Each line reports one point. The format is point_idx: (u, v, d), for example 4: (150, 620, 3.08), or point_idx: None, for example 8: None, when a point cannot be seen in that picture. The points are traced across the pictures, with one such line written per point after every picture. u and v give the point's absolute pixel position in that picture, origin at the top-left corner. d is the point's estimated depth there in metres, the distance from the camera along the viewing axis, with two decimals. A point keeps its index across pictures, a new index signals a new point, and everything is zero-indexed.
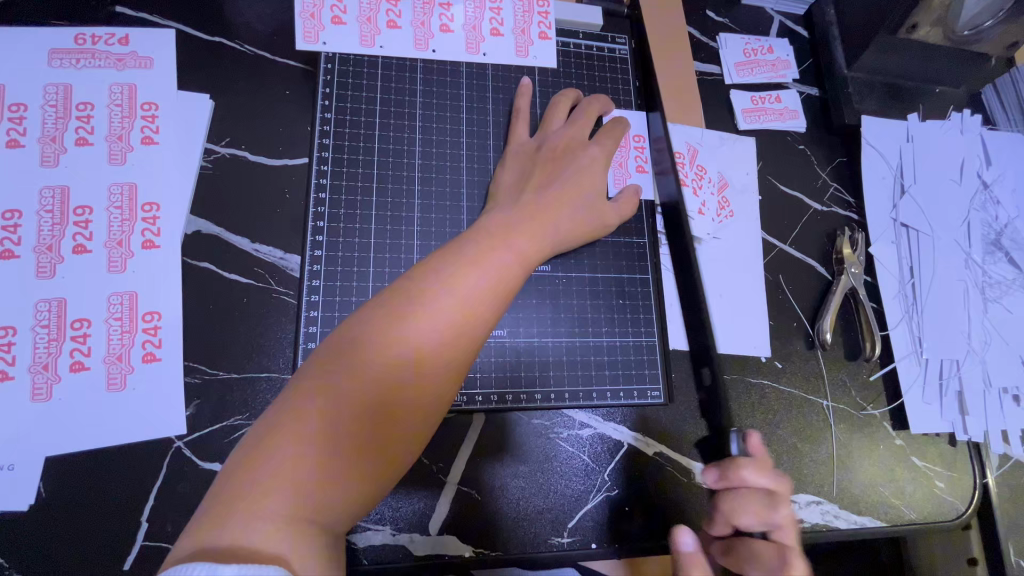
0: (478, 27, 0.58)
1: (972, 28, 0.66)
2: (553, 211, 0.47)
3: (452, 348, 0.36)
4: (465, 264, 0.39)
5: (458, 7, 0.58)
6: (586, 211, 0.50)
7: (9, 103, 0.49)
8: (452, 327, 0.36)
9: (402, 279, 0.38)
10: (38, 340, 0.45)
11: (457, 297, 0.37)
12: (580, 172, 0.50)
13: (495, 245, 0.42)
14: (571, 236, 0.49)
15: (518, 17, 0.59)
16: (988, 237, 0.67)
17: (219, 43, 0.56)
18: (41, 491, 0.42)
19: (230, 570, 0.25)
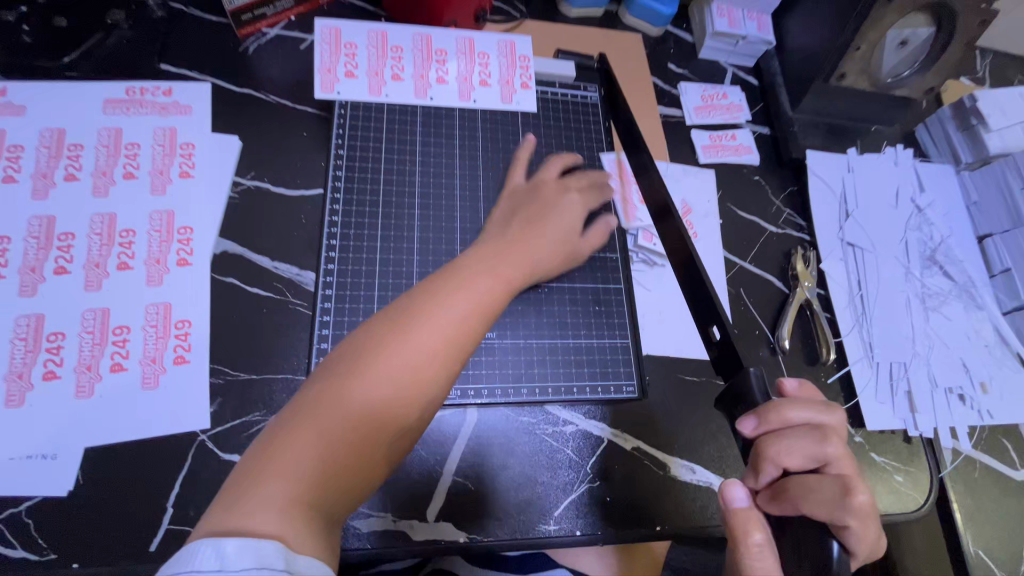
0: (470, 79, 0.68)
1: (894, 77, 0.78)
2: (532, 234, 0.54)
3: (438, 357, 0.42)
4: (450, 287, 0.45)
5: (452, 63, 0.68)
6: (565, 239, 0.56)
7: (69, 144, 0.57)
8: (436, 345, 0.42)
9: (394, 306, 0.44)
10: (84, 344, 0.50)
11: (441, 314, 0.43)
12: (561, 212, 0.57)
13: (476, 269, 0.48)
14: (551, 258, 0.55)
15: (504, 71, 0.69)
16: (925, 254, 0.76)
17: (247, 93, 0.65)
18: (79, 478, 0.47)
19: (232, 544, 0.30)
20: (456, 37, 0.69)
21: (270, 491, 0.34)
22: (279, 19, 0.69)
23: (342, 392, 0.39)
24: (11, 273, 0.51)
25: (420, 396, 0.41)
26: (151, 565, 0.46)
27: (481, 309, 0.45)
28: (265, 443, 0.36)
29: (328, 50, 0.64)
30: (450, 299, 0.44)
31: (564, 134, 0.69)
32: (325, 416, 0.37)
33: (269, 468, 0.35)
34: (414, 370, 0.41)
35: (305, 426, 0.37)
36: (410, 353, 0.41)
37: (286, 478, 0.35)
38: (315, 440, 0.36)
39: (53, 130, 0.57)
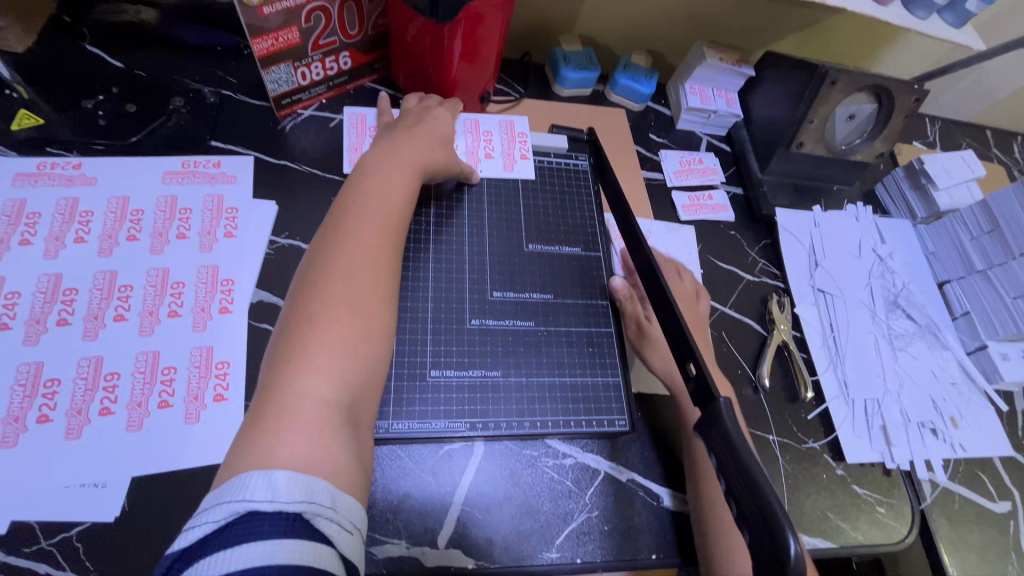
0: (476, 153, 0.78)
1: (847, 143, 0.89)
2: (413, 153, 0.64)
3: (371, 258, 0.52)
4: (360, 220, 0.54)
5: (461, 138, 0.79)
6: (435, 140, 0.68)
7: (132, 209, 0.66)
8: (363, 261, 0.51)
9: (314, 257, 0.52)
10: (136, 383, 0.57)
11: (353, 228, 0.53)
12: (430, 128, 0.70)
13: (374, 198, 0.57)
14: (432, 160, 0.66)
15: (506, 145, 0.80)
16: (889, 299, 0.84)
17: (284, 165, 0.75)
18: (125, 506, 0.52)
19: (283, 474, 0.37)
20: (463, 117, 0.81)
21: (299, 405, 0.41)
22: (313, 102, 0.81)
23: (307, 318, 0.46)
24: (77, 320, 0.59)
25: (374, 293, 0.50)
26: None
27: (389, 215, 0.56)
28: (266, 387, 0.43)
29: (354, 133, 0.77)
30: (354, 219, 0.54)
31: (558, 196, 0.78)
32: (306, 338, 0.45)
33: (285, 391, 0.42)
34: (353, 275, 0.50)
35: (294, 352, 0.44)
36: (339, 265, 0.50)
37: (306, 388, 0.42)
38: (310, 358, 0.44)
39: (119, 198, 0.66)
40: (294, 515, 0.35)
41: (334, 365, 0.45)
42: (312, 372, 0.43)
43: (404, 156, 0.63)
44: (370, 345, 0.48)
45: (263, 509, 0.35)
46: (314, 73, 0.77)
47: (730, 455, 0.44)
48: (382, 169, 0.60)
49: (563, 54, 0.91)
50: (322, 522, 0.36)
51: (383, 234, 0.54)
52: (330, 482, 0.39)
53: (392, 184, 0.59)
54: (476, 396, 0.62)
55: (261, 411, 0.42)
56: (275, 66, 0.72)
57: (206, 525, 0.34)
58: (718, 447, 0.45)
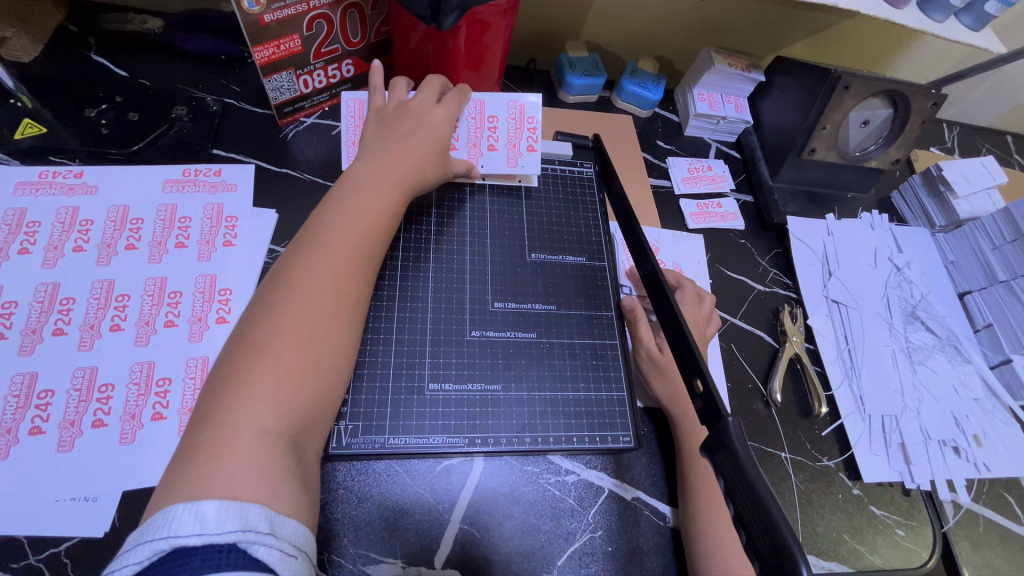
0: (478, 143, 0.73)
1: (861, 150, 0.87)
2: (404, 164, 0.62)
3: (337, 284, 0.50)
4: (332, 238, 0.52)
5: (462, 127, 0.72)
6: (427, 138, 0.65)
7: (132, 218, 0.66)
8: (329, 284, 0.50)
9: (280, 272, 0.50)
10: (131, 394, 0.56)
11: (323, 249, 0.51)
12: (429, 126, 0.66)
13: (350, 213, 0.55)
14: (422, 172, 0.64)
15: (511, 133, 0.74)
16: (906, 310, 0.80)
17: (286, 173, 0.75)
18: (114, 521, 0.51)
19: (213, 506, 0.35)
20: (471, 99, 0.72)
21: (234, 435, 0.40)
22: (315, 110, 0.80)
23: (260, 341, 0.45)
24: (73, 330, 0.58)
25: (334, 323, 0.49)
26: None
27: (364, 237, 0.54)
28: (207, 408, 0.41)
29: (353, 124, 0.71)
30: (325, 240, 0.52)
31: (562, 205, 0.76)
32: (253, 364, 0.43)
33: (223, 419, 0.40)
34: (315, 301, 0.48)
35: (238, 377, 0.43)
36: (303, 289, 0.48)
37: (245, 418, 0.41)
38: (256, 385, 0.42)
39: (119, 207, 0.66)
40: (226, 546, 0.34)
41: (280, 396, 0.43)
42: (252, 401, 0.41)
43: (391, 169, 0.61)
44: (322, 378, 0.46)
45: (192, 544, 0.34)
46: (316, 81, 0.76)
47: (739, 480, 0.41)
48: (369, 182, 0.58)
49: (568, 60, 0.90)
50: (260, 549, 0.35)
51: (354, 258, 0.52)
52: (268, 506, 0.38)
53: (372, 203, 0.57)
54: (475, 410, 0.60)
55: (196, 436, 0.40)
56: (277, 74, 0.71)
57: (129, 566, 0.34)
58: (727, 472, 0.42)
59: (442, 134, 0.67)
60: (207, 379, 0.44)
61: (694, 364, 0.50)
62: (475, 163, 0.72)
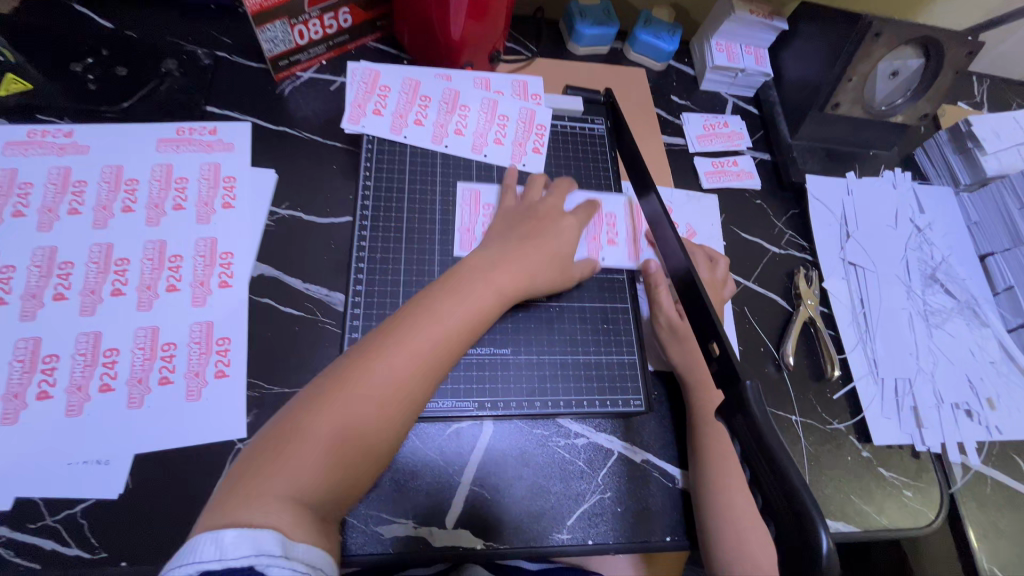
0: (485, 135, 0.72)
1: (887, 104, 0.82)
2: (525, 261, 0.59)
3: (416, 381, 0.48)
4: (440, 306, 0.52)
5: (432, 110, 0.71)
6: (555, 261, 0.61)
7: (126, 178, 0.63)
8: (426, 358, 0.49)
9: (392, 324, 0.51)
10: (136, 358, 0.55)
11: (436, 319, 0.51)
12: (554, 237, 0.62)
13: (463, 287, 0.54)
14: (540, 277, 0.60)
15: (481, 124, 0.72)
16: (926, 272, 0.78)
17: (284, 131, 0.71)
18: (127, 483, 0.51)
19: (235, 533, 0.37)
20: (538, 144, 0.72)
21: (281, 469, 0.42)
22: (312, 64, 0.76)
23: (332, 406, 0.45)
24: (74, 295, 0.57)
25: (397, 419, 0.47)
26: None
27: (469, 320, 0.53)
28: (279, 430, 0.44)
29: (468, 211, 0.67)
30: (427, 326, 0.50)
31: (575, 166, 0.73)
32: (333, 408, 0.45)
33: (270, 466, 0.42)
34: (393, 391, 0.47)
35: (316, 414, 0.45)
36: (389, 374, 0.47)
37: (280, 480, 0.41)
38: (310, 451, 0.43)
39: (113, 167, 0.64)
40: (243, 568, 0.36)
41: (317, 477, 0.42)
42: (314, 443, 0.43)
43: (507, 261, 0.58)
44: (364, 470, 0.46)
45: (213, 568, 0.36)
46: (312, 32, 0.72)
47: (756, 443, 0.40)
48: (483, 275, 0.56)
49: (579, 9, 0.85)
50: (274, 569, 0.37)
51: (435, 370, 0.50)
52: (283, 532, 0.38)
53: (483, 293, 0.55)
54: (484, 374, 0.59)
55: (246, 472, 0.42)
56: (270, 24, 0.67)
57: None
58: (744, 434, 0.42)
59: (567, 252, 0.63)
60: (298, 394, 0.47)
61: (709, 327, 0.49)
62: (478, 151, 0.71)
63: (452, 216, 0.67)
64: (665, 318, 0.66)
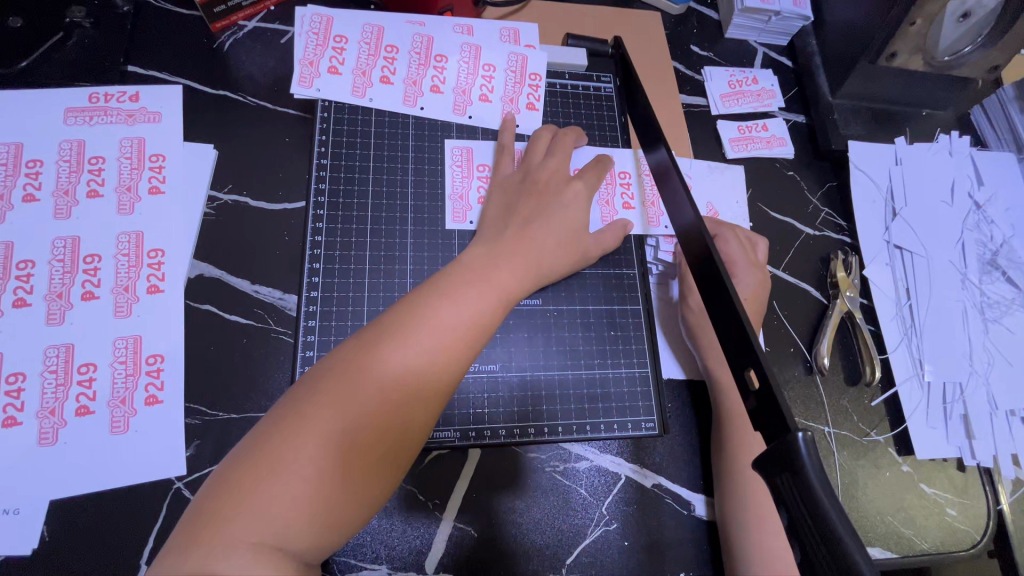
0: (468, 91, 0.59)
1: (953, 54, 0.67)
2: (531, 244, 0.49)
3: (426, 381, 0.38)
4: (442, 294, 0.42)
5: (402, 62, 0.58)
6: (566, 243, 0.51)
7: (27, 159, 0.52)
8: (430, 355, 0.39)
9: (386, 315, 0.41)
10: (47, 385, 0.46)
11: (437, 308, 0.41)
12: (562, 213, 0.52)
13: (469, 271, 0.44)
14: (555, 265, 0.50)
15: (462, 78, 0.59)
16: (983, 256, 0.68)
17: (224, 96, 0.59)
18: (44, 534, 0.43)
19: None
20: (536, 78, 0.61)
21: (247, 504, 0.32)
22: (257, 10, 0.63)
23: (317, 417, 0.35)
24: None
25: (405, 430, 0.37)
26: None
27: (482, 309, 0.42)
28: (245, 456, 0.34)
29: (460, 174, 0.56)
30: (438, 313, 0.40)
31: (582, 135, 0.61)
32: (311, 425, 0.35)
33: (238, 498, 0.32)
34: (396, 398, 0.37)
35: (291, 431, 0.34)
36: (391, 375, 0.37)
37: (252, 514, 0.32)
38: (289, 476, 0.33)
39: (10, 145, 0.52)
40: None
41: (298, 513, 0.33)
42: (287, 472, 0.33)
43: (519, 244, 0.48)
44: (363, 498, 0.36)
45: None
46: None
47: (810, 517, 0.30)
48: (492, 260, 0.46)
49: None
50: None
51: (451, 367, 0.40)
52: None
53: (492, 278, 0.45)
54: (469, 394, 0.50)
55: (211, 503, 0.32)
56: None
57: None
58: (794, 504, 0.32)
59: (579, 231, 0.52)
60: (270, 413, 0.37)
61: (748, 348, 0.39)
62: (461, 113, 0.58)
63: (441, 183, 0.56)
64: (693, 301, 0.58)
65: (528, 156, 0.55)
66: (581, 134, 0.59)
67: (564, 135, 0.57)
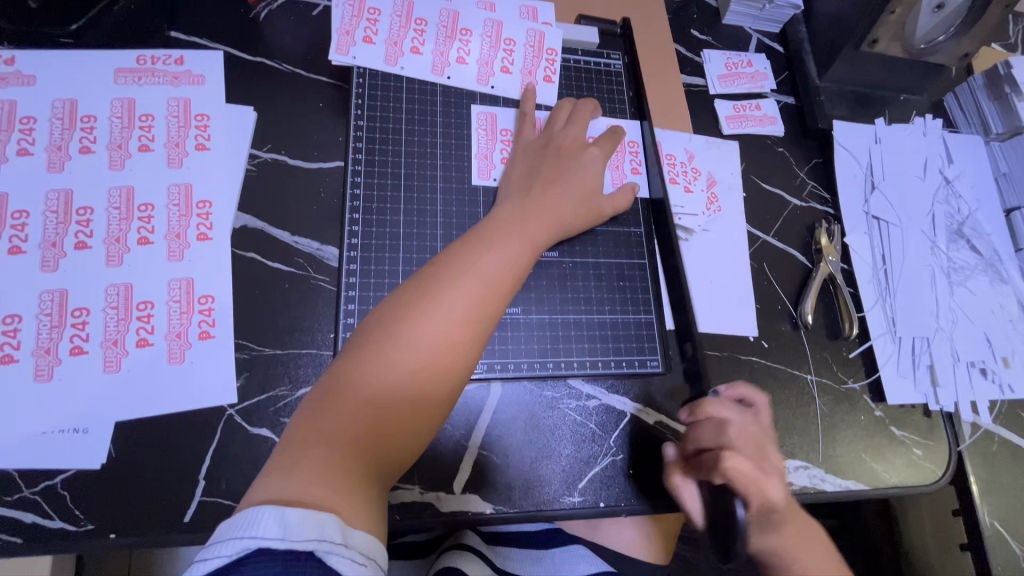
0: (490, 63, 0.64)
1: (928, 41, 0.74)
2: (554, 202, 0.54)
3: (471, 322, 0.43)
4: (479, 249, 0.47)
5: (430, 33, 0.63)
6: (584, 203, 0.57)
7: (81, 115, 0.55)
8: (473, 300, 0.44)
9: (430, 269, 0.45)
10: (109, 320, 0.50)
11: (477, 261, 0.46)
12: (581, 174, 0.57)
13: (500, 228, 0.50)
14: (574, 217, 0.56)
15: (484, 51, 0.64)
16: (951, 227, 0.75)
17: (261, 62, 0.63)
18: (112, 452, 0.48)
19: (296, 513, 0.32)
20: (552, 52, 0.66)
21: (329, 431, 0.37)
22: None
23: (380, 355, 0.40)
24: (32, 248, 0.51)
25: (455, 365, 0.42)
26: (184, 535, 0.47)
27: (513, 261, 0.48)
28: (321, 392, 0.39)
29: (485, 137, 0.62)
30: (478, 266, 0.45)
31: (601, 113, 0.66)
32: (377, 364, 0.40)
33: (321, 423, 0.38)
34: (444, 336, 0.42)
35: (359, 370, 0.40)
36: (443, 316, 0.42)
37: (334, 438, 0.37)
38: (362, 406, 0.39)
39: (65, 101, 0.56)
40: (305, 555, 0.31)
41: (372, 436, 0.38)
42: (359, 403, 0.39)
43: (543, 201, 0.54)
44: (425, 420, 0.41)
45: (274, 548, 0.30)
46: None
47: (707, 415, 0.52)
48: (519, 219, 0.51)
49: None
50: (333, 558, 0.31)
51: (491, 310, 0.45)
52: (341, 514, 0.33)
53: (521, 234, 0.50)
54: (495, 333, 0.56)
55: (296, 430, 0.38)
56: None
57: (216, 559, 0.30)
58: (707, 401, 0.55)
59: (595, 191, 0.58)
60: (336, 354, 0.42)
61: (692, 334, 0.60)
62: (484, 83, 0.63)
63: (467, 145, 0.61)
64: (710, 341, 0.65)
65: (550, 124, 0.61)
66: (598, 106, 0.64)
67: (583, 105, 0.63)
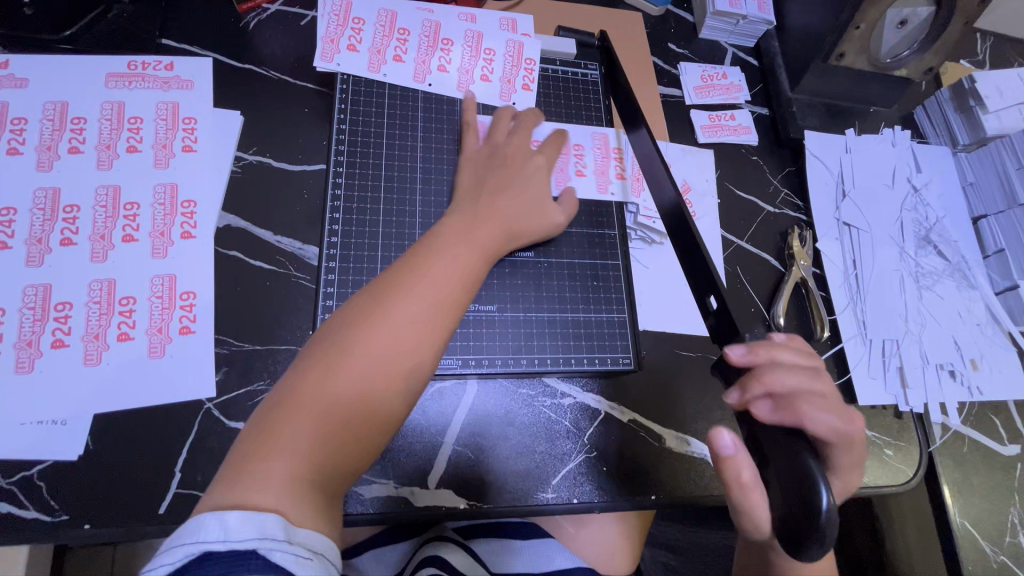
0: (471, 72, 0.66)
1: (893, 57, 0.77)
2: (505, 211, 0.56)
3: (423, 331, 0.45)
4: (432, 260, 0.49)
5: (413, 42, 0.65)
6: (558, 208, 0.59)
7: (72, 117, 0.57)
8: (425, 309, 0.45)
9: (380, 282, 0.47)
10: (91, 314, 0.51)
11: (428, 272, 0.47)
12: (526, 182, 0.59)
13: (452, 238, 0.51)
14: (527, 224, 0.57)
15: (465, 60, 0.67)
16: (920, 233, 0.77)
17: (249, 69, 0.65)
18: (89, 444, 0.49)
19: (237, 516, 0.32)
20: (531, 61, 0.69)
21: (279, 442, 0.37)
22: None
23: (331, 366, 0.41)
24: (18, 244, 0.52)
25: (402, 374, 0.43)
26: (160, 526, 0.48)
27: (464, 269, 0.50)
28: (272, 407, 0.40)
29: (465, 142, 0.64)
30: (430, 275, 0.47)
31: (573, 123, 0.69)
32: (328, 376, 0.41)
33: (269, 435, 0.38)
34: (395, 346, 0.43)
35: (310, 384, 0.40)
36: (394, 325, 0.44)
37: (285, 447, 0.37)
38: (312, 418, 0.39)
39: (57, 103, 0.57)
40: (246, 552, 0.31)
41: (323, 447, 0.39)
42: (309, 416, 0.39)
43: (492, 209, 0.55)
44: (377, 429, 0.42)
45: (217, 549, 0.31)
46: None
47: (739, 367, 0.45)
48: (472, 228, 0.53)
49: None
50: (276, 555, 0.31)
51: (443, 317, 0.46)
52: (287, 516, 0.34)
53: (473, 243, 0.52)
54: (469, 329, 0.58)
55: (246, 446, 0.38)
56: None
57: (162, 567, 0.31)
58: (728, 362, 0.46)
59: (570, 194, 0.60)
60: (286, 371, 0.43)
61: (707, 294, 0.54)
62: (464, 90, 0.66)
63: (447, 149, 0.63)
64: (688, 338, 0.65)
65: (494, 132, 0.62)
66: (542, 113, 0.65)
67: (530, 115, 0.64)
